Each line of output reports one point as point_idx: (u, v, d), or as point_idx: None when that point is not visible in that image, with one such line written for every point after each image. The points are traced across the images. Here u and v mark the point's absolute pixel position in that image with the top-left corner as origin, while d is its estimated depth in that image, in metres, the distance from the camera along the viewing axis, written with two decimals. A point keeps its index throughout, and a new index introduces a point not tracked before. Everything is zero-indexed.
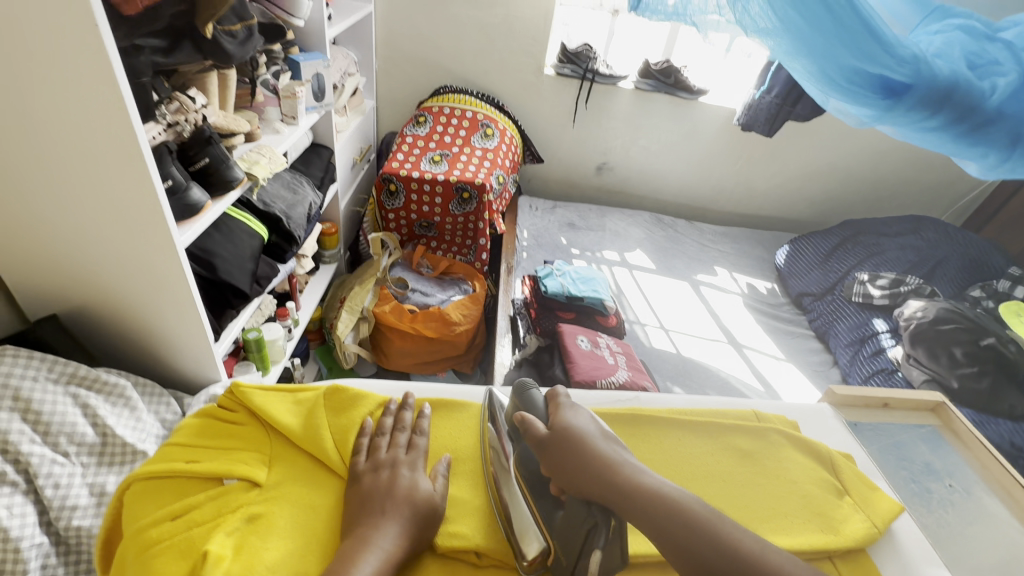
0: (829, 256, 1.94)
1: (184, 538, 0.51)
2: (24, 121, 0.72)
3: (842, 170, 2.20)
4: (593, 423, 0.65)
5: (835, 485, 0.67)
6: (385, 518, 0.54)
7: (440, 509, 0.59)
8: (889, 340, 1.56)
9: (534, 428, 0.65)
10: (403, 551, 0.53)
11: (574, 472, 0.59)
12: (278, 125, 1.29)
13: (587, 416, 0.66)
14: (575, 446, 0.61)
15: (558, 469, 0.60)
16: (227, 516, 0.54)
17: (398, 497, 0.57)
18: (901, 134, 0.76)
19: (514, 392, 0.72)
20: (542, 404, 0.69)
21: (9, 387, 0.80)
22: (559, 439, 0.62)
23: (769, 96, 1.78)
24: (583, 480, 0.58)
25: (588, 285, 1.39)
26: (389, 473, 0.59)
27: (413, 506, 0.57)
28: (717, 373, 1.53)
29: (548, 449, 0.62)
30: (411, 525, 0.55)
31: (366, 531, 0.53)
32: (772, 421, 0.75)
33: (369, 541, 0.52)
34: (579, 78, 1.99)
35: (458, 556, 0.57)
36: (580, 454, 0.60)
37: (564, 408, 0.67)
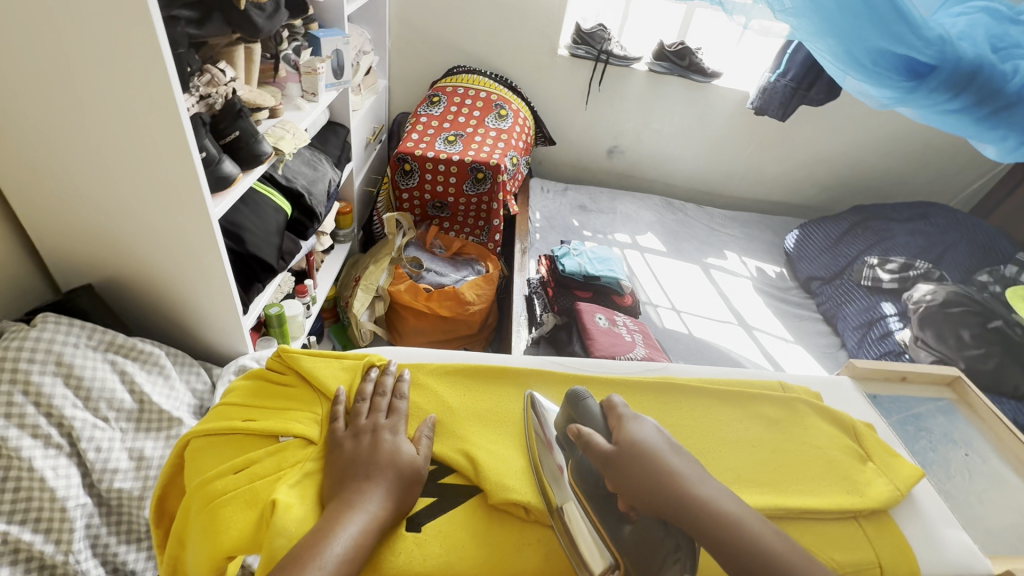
0: (839, 241, 1.96)
1: (248, 489, 0.53)
2: (71, 91, 0.74)
3: (854, 155, 2.21)
4: (665, 439, 0.56)
5: (858, 451, 0.70)
6: (370, 484, 0.53)
7: (423, 471, 0.57)
8: (897, 323, 1.59)
9: (599, 445, 0.54)
10: (384, 516, 0.51)
11: (654, 495, 0.50)
12: (299, 101, 1.29)
13: (653, 429, 0.57)
14: (650, 464, 0.52)
15: (633, 489, 0.50)
16: (285, 472, 0.55)
17: (378, 460, 0.55)
18: (922, 117, 0.75)
19: (566, 401, 0.62)
20: (600, 416, 0.58)
21: (52, 352, 0.82)
22: (632, 456, 0.52)
23: (783, 80, 1.78)
24: (662, 504, 0.50)
25: (605, 265, 1.41)
26: (371, 439, 0.58)
27: (397, 469, 0.55)
28: (728, 353, 1.56)
29: (620, 465, 0.52)
30: (394, 489, 0.54)
31: (350, 497, 0.52)
32: (797, 392, 0.77)
33: (352, 506, 0.50)
34: (593, 59, 1.98)
35: (507, 509, 0.57)
36: (662, 476, 0.51)
37: (630, 422, 0.57)
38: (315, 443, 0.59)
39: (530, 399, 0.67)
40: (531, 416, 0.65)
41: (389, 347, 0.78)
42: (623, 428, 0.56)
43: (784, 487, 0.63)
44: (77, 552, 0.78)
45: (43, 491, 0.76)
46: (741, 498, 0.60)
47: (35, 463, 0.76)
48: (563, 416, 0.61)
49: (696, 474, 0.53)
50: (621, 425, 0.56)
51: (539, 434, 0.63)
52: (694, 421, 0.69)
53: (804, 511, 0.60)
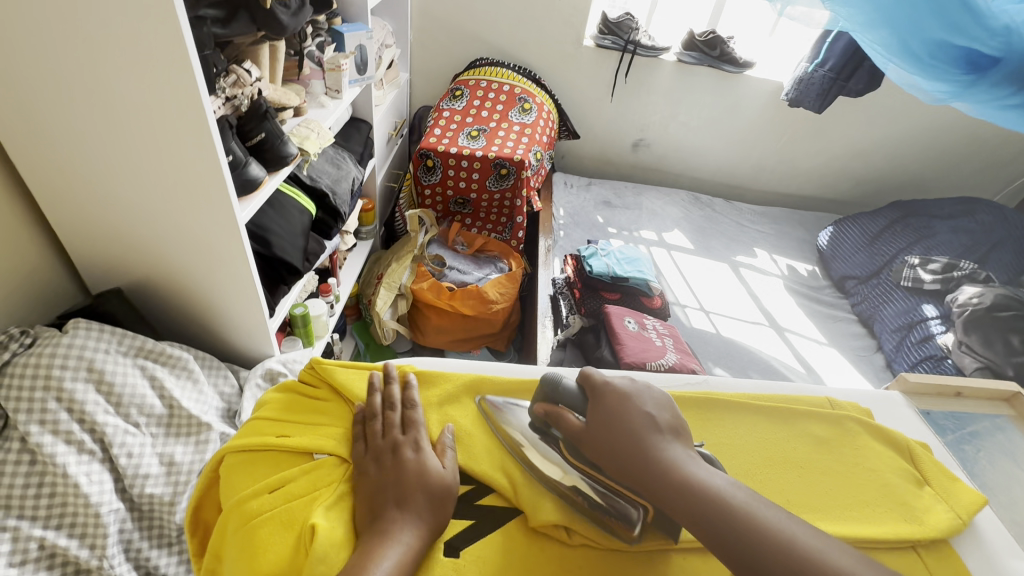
0: (876, 239, 1.87)
1: (284, 510, 0.52)
2: (100, 95, 0.72)
3: (892, 148, 2.12)
4: (644, 406, 0.58)
5: (914, 475, 0.63)
6: (405, 512, 0.51)
7: (453, 488, 0.55)
8: (939, 326, 1.50)
9: (570, 421, 0.60)
10: (420, 542, 0.50)
11: (610, 457, 0.55)
12: (323, 99, 1.27)
13: (634, 395, 0.59)
14: (614, 429, 0.56)
15: (601, 455, 0.56)
16: (318, 492, 0.54)
17: (407, 483, 0.53)
18: (978, 111, 0.69)
19: (542, 387, 0.64)
20: (577, 393, 0.62)
21: (84, 358, 0.81)
22: (600, 425, 0.57)
23: (822, 71, 1.70)
24: (627, 465, 0.54)
25: (633, 266, 1.37)
26: (393, 458, 0.56)
27: (427, 491, 0.53)
28: (760, 355, 1.51)
29: (589, 437, 0.58)
30: (426, 512, 0.52)
31: (384, 523, 0.50)
32: (847, 409, 0.70)
33: (388, 535, 0.49)
34: (620, 50, 1.92)
35: (546, 532, 0.55)
36: (623, 440, 0.55)
37: (604, 391, 0.60)
38: (349, 460, 0.57)
39: (483, 405, 0.66)
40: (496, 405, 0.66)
41: (422, 359, 0.75)
42: (597, 402, 0.60)
43: (835, 514, 0.58)
44: (111, 557, 0.78)
45: (77, 497, 0.76)
46: (821, 528, 0.56)
47: (69, 470, 0.76)
48: (535, 397, 0.65)
49: (667, 444, 0.54)
50: (596, 397, 0.60)
51: (513, 430, 0.63)
52: (739, 439, 0.64)
53: (861, 540, 0.55)
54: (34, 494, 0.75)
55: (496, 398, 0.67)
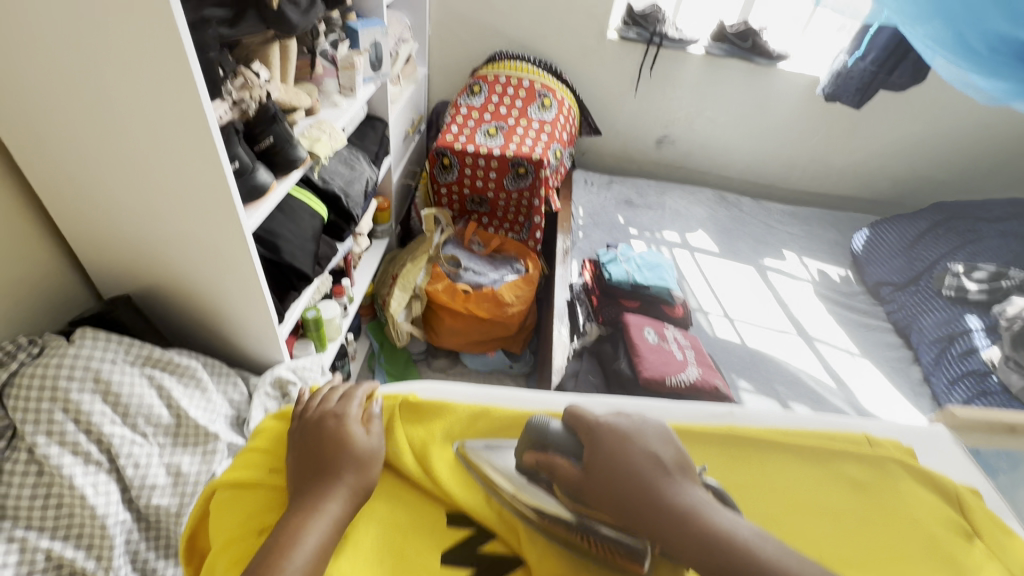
0: (915, 243, 1.77)
1: None
2: (104, 102, 0.70)
3: (936, 146, 1.99)
4: (648, 445, 0.53)
5: (963, 526, 0.57)
6: (328, 479, 0.52)
7: (377, 454, 0.56)
8: (983, 339, 1.41)
9: (566, 468, 0.53)
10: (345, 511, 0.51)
11: (618, 508, 0.49)
12: (336, 98, 1.24)
13: (633, 435, 0.54)
14: (620, 477, 0.50)
15: (604, 505, 0.50)
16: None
17: (329, 450, 0.54)
18: None
19: (527, 432, 0.57)
20: (567, 435, 0.56)
21: (90, 369, 0.80)
22: (603, 474, 0.51)
23: (862, 64, 1.60)
24: (640, 517, 0.48)
25: (654, 273, 1.32)
26: (322, 428, 0.57)
27: (351, 459, 0.54)
28: (786, 366, 1.44)
29: (590, 487, 0.51)
30: (350, 478, 0.53)
31: (309, 492, 0.51)
32: (887, 448, 0.64)
33: (313, 502, 0.50)
34: (645, 42, 1.85)
35: None
36: (631, 487, 0.49)
37: (603, 435, 0.53)
38: None
39: (462, 453, 0.58)
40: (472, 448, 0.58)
41: (424, 386, 0.71)
42: (594, 446, 0.53)
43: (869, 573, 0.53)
44: (117, 567, 0.78)
45: (83, 508, 0.76)
46: None
47: (75, 481, 0.76)
48: (520, 443, 0.57)
49: (687, 491, 0.49)
50: (592, 440, 0.53)
51: (496, 472, 0.56)
52: (764, 482, 0.59)
53: None
54: (41, 505, 0.75)
55: (476, 442, 0.59)
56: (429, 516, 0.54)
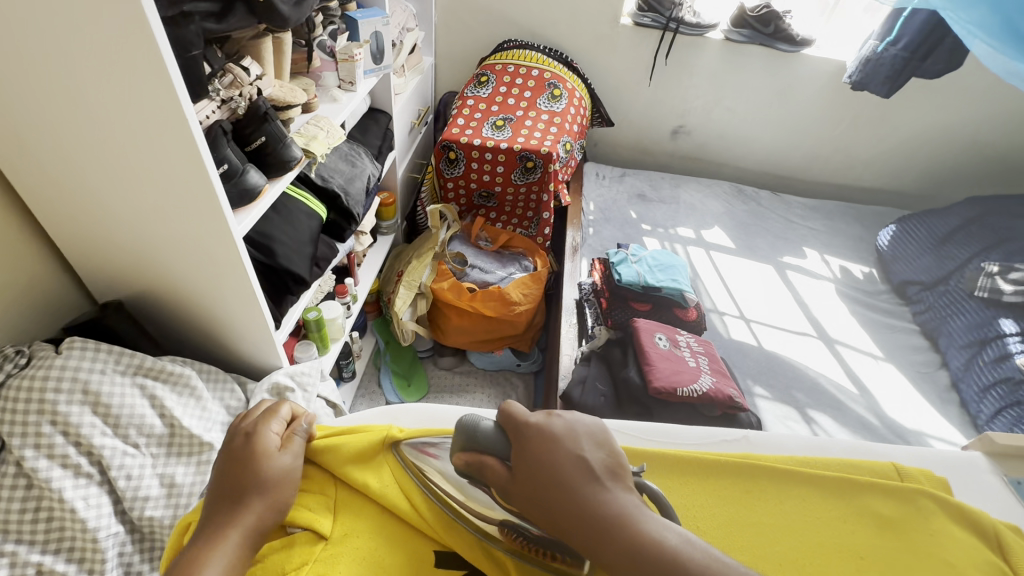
0: (946, 240, 1.67)
1: None
2: (81, 105, 0.67)
3: (971, 135, 1.88)
4: (577, 446, 0.48)
5: (1005, 572, 0.52)
6: (231, 510, 0.46)
7: (289, 480, 0.50)
8: (1018, 345, 1.31)
9: (495, 469, 0.49)
10: (247, 547, 0.45)
11: (545, 511, 0.45)
12: (336, 92, 1.19)
13: (563, 436, 0.49)
14: (546, 483, 0.46)
15: (530, 508, 0.47)
16: (255, 569, 0.47)
17: (235, 476, 0.48)
18: None
19: (459, 430, 0.52)
20: (497, 435, 0.51)
21: (78, 380, 0.78)
22: (528, 478, 0.47)
23: (893, 49, 1.50)
24: (564, 525, 0.44)
25: (667, 274, 1.25)
26: (231, 448, 0.50)
27: (259, 484, 0.48)
28: (805, 371, 1.38)
29: (518, 489, 0.47)
30: (255, 507, 0.46)
31: (209, 525, 0.45)
32: (918, 480, 0.59)
33: (211, 538, 0.43)
34: (661, 28, 1.77)
35: None
36: (558, 494, 0.45)
37: (530, 435, 0.49)
38: (325, 538, 0.50)
39: (402, 454, 0.56)
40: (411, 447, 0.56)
41: (405, 409, 0.67)
42: (522, 447, 0.49)
43: None
44: None
45: (74, 522, 0.74)
46: None
47: (65, 494, 0.74)
48: (452, 444, 0.52)
49: (619, 497, 0.45)
50: (519, 440, 0.49)
51: (433, 474, 0.54)
52: (779, 517, 0.55)
53: None
54: (31, 518, 0.73)
55: (415, 440, 0.57)
56: (415, 556, 0.50)
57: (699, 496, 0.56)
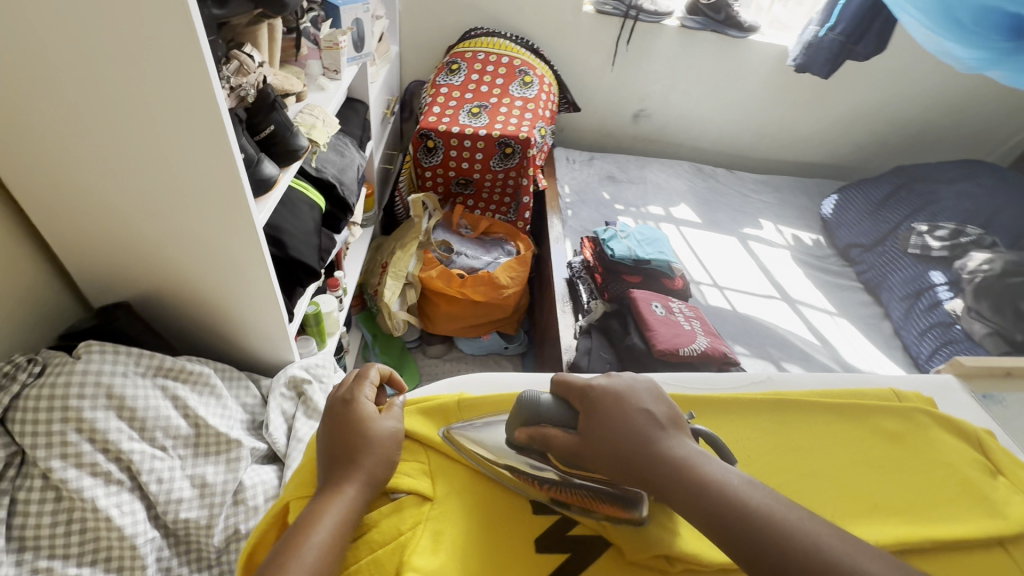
0: (881, 206, 1.88)
1: (372, 561, 0.47)
2: (95, 93, 0.63)
3: (893, 111, 2.11)
4: (642, 403, 0.52)
5: (987, 464, 0.63)
6: (345, 469, 0.50)
7: (394, 441, 0.54)
8: (947, 293, 1.53)
9: (560, 437, 0.52)
10: (362, 500, 0.49)
11: (617, 466, 0.49)
12: (322, 81, 1.17)
13: (628, 393, 0.53)
14: (614, 438, 0.50)
15: (602, 465, 0.50)
16: (371, 533, 0.49)
17: (346, 437, 0.52)
18: None
19: (518, 406, 0.55)
20: (560, 405, 0.54)
21: (102, 384, 0.75)
22: (598, 436, 0.50)
23: (831, 35, 1.66)
24: (634, 473, 0.48)
25: (655, 247, 1.34)
26: (338, 412, 0.55)
27: (368, 444, 0.52)
28: (775, 330, 1.51)
29: (589, 448, 0.50)
30: (367, 464, 0.51)
31: (329, 481, 0.49)
32: (912, 400, 0.70)
33: (331, 492, 0.48)
34: (621, 16, 1.85)
35: (648, 564, 0.50)
36: (628, 446, 0.49)
37: (595, 398, 0.52)
38: (431, 499, 0.52)
39: (450, 437, 0.56)
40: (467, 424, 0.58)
41: (475, 380, 0.71)
42: (587, 409, 0.52)
43: (916, 516, 0.57)
44: None
45: (110, 530, 0.71)
46: (900, 528, 0.56)
47: (99, 503, 0.71)
48: (512, 419, 0.55)
49: (682, 449, 0.49)
50: (585, 403, 0.53)
51: (486, 451, 0.55)
52: (812, 441, 0.63)
53: (948, 542, 0.55)
54: (64, 531, 0.70)
55: (460, 423, 0.58)
56: (510, 511, 0.53)
57: (745, 430, 0.64)
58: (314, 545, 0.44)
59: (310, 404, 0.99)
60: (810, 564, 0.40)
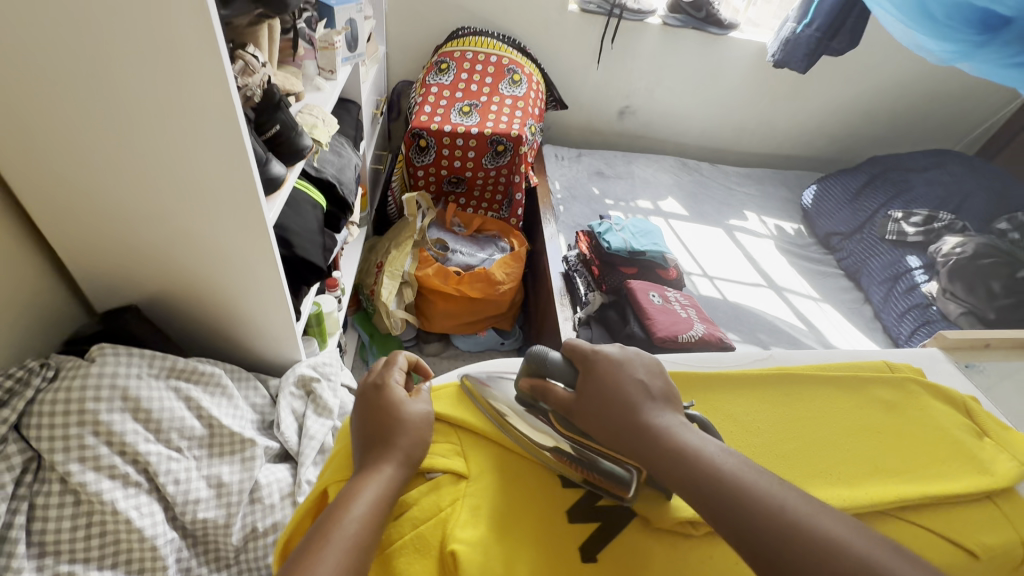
0: (858, 195, 1.96)
1: (417, 535, 0.49)
2: (109, 95, 0.63)
3: (866, 105, 2.19)
4: (636, 373, 0.56)
5: (974, 427, 0.68)
6: (382, 448, 0.52)
7: (427, 422, 0.56)
8: (923, 276, 1.60)
9: (560, 394, 0.57)
10: (400, 477, 0.50)
11: (602, 425, 0.54)
12: (318, 81, 1.17)
13: (624, 363, 0.57)
14: (604, 399, 0.54)
15: (591, 422, 0.54)
16: (411, 510, 0.51)
17: (380, 420, 0.54)
18: None
19: (528, 360, 0.59)
20: (566, 365, 0.59)
21: (117, 386, 0.75)
22: (592, 397, 0.55)
23: (809, 31, 1.72)
24: (618, 432, 0.53)
25: (649, 239, 1.38)
26: (370, 397, 0.57)
27: (403, 425, 0.54)
28: (764, 316, 1.57)
29: (581, 407, 0.55)
30: (403, 444, 0.52)
31: (366, 461, 0.51)
32: (903, 370, 0.75)
33: (370, 470, 0.50)
34: (605, 14, 1.88)
35: (675, 529, 0.52)
36: (615, 409, 0.54)
37: (595, 362, 0.57)
38: (466, 477, 0.54)
39: (467, 385, 0.63)
40: (476, 385, 0.62)
41: (495, 362, 0.74)
42: (588, 371, 0.57)
43: (916, 477, 0.61)
44: None
45: (131, 532, 0.71)
46: (901, 486, 0.59)
47: (118, 505, 0.71)
48: (521, 370, 0.60)
49: (666, 418, 0.52)
50: (587, 366, 0.57)
51: (498, 401, 0.60)
52: (815, 411, 0.67)
53: (945, 497, 0.59)
54: (84, 535, 0.69)
55: (478, 374, 0.64)
56: (539, 485, 0.55)
57: (754, 402, 0.67)
58: (355, 517, 0.45)
59: (319, 402, 1.01)
60: (769, 524, 0.43)
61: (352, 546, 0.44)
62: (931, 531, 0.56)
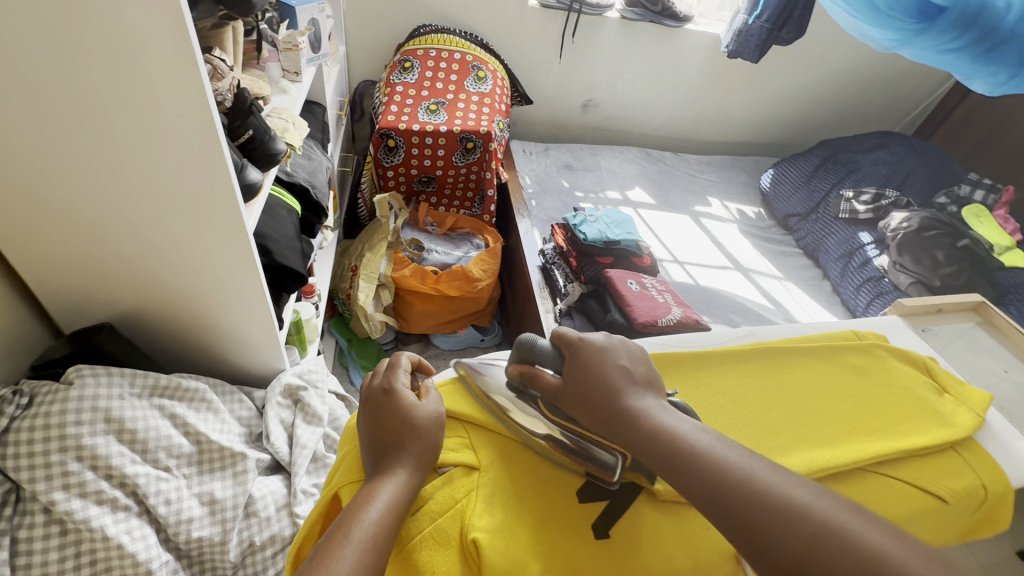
0: (812, 177, 2.06)
1: (435, 528, 0.50)
2: (73, 105, 0.60)
3: (814, 91, 2.31)
4: (620, 359, 0.59)
5: (935, 385, 0.74)
6: (396, 453, 0.52)
7: (438, 425, 0.56)
8: (875, 250, 1.71)
9: (547, 379, 0.60)
10: (414, 481, 0.51)
11: (588, 410, 0.56)
12: (284, 83, 1.14)
13: (609, 350, 0.60)
14: (590, 384, 0.57)
15: (577, 406, 0.57)
16: (426, 507, 0.51)
17: (391, 424, 0.54)
18: (934, 53, 0.85)
19: (517, 348, 0.62)
20: (553, 352, 0.62)
21: (99, 408, 0.72)
22: (578, 383, 0.58)
23: (759, 22, 1.80)
24: (602, 415, 0.55)
25: (622, 229, 1.42)
26: (378, 400, 0.57)
27: (415, 429, 0.54)
28: (733, 297, 1.63)
29: (567, 393, 0.58)
30: (416, 448, 0.53)
31: (380, 466, 0.51)
32: (870, 338, 0.81)
33: (385, 475, 0.50)
34: (565, 10, 1.91)
35: (678, 499, 0.56)
36: (600, 394, 0.56)
37: (581, 349, 0.60)
38: (477, 468, 0.55)
39: (461, 373, 0.65)
40: (470, 373, 0.65)
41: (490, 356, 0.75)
42: (575, 359, 0.60)
43: (891, 435, 0.66)
44: None
45: (123, 558, 0.69)
46: (877, 443, 0.64)
47: (108, 531, 0.68)
48: (511, 356, 0.63)
49: (646, 402, 0.55)
50: (573, 353, 0.60)
51: (490, 391, 0.62)
52: (795, 381, 0.72)
53: (917, 450, 0.64)
54: (73, 565, 0.67)
55: (471, 362, 0.66)
56: (545, 471, 0.57)
57: (738, 377, 0.71)
58: (372, 521, 0.45)
59: (308, 410, 0.99)
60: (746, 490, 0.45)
61: (371, 548, 0.44)
62: (908, 483, 0.61)
